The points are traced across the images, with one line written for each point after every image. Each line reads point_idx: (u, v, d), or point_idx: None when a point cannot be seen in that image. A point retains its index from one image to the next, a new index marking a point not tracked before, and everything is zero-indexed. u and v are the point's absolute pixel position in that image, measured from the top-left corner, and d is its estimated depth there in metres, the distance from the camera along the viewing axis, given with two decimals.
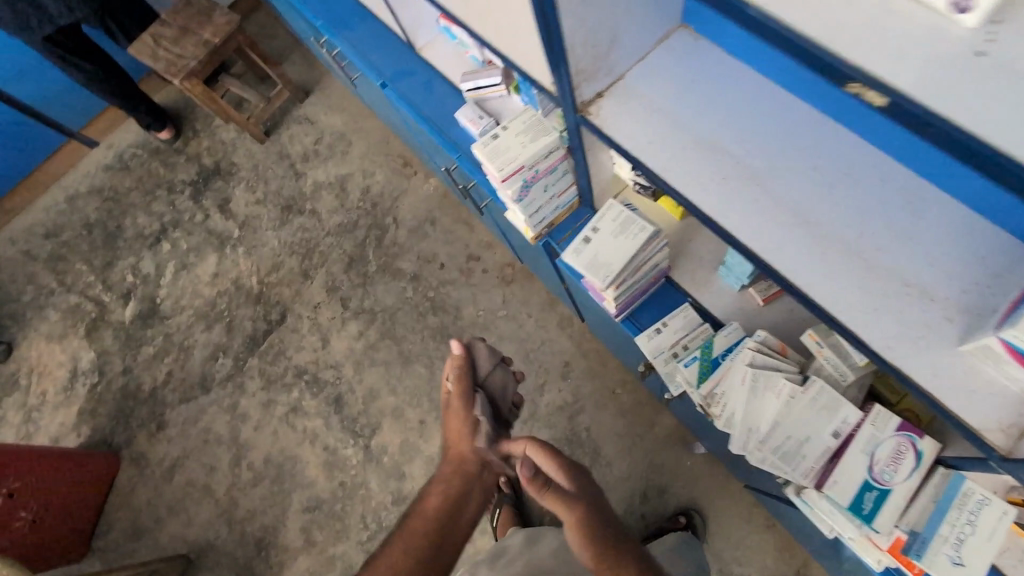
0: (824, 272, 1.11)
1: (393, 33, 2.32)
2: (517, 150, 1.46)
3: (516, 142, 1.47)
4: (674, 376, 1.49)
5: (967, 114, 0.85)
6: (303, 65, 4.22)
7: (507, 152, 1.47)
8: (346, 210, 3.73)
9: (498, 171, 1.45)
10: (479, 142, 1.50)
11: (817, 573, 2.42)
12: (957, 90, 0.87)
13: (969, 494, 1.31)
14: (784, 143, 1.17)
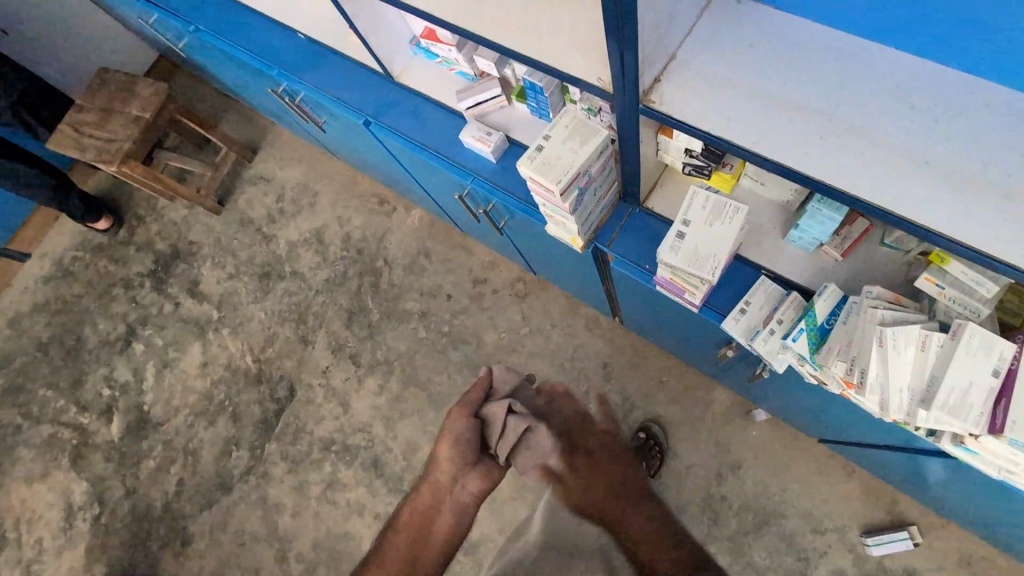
0: (960, 208, 1.01)
1: (363, 66, 2.15)
2: (569, 159, 1.37)
3: (565, 152, 1.38)
4: (778, 353, 1.43)
5: None
6: (242, 122, 3.95)
7: (558, 163, 1.37)
8: (331, 263, 3.52)
9: (556, 184, 1.35)
10: (523, 159, 1.39)
11: (906, 506, 2.43)
12: None
13: None
14: (870, 87, 1.10)
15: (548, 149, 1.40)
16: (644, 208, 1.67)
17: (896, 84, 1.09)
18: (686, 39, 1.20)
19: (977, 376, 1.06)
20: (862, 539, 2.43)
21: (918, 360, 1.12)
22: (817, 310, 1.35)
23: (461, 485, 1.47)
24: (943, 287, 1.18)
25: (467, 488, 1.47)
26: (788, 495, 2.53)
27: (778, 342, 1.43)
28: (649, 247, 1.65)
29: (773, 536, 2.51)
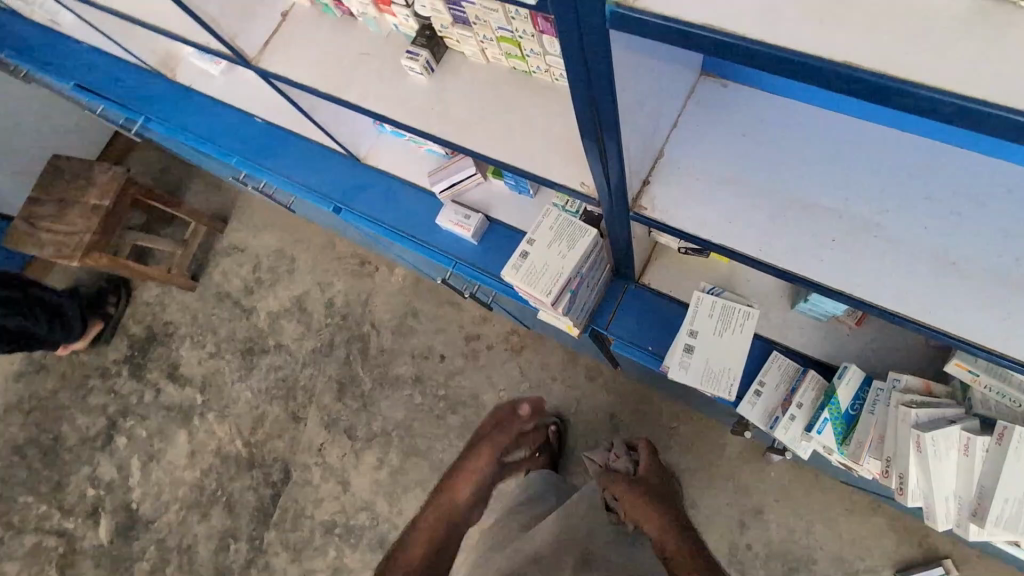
0: (991, 310, 0.93)
1: (326, 147, 2.01)
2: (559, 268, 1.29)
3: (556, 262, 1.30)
4: (800, 440, 1.32)
5: None
6: (209, 190, 3.78)
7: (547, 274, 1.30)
8: (316, 332, 3.38)
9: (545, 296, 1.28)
10: (506, 267, 1.29)
11: (938, 539, 2.34)
12: None
13: None
14: (879, 177, 1.00)
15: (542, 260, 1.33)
16: (639, 284, 1.56)
17: (904, 171, 1.00)
18: (676, 131, 1.09)
19: None
20: None
21: (963, 466, 1.03)
22: (839, 395, 1.25)
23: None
24: (976, 374, 1.07)
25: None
26: (815, 538, 2.44)
27: (801, 430, 1.32)
28: (650, 327, 1.53)
29: None
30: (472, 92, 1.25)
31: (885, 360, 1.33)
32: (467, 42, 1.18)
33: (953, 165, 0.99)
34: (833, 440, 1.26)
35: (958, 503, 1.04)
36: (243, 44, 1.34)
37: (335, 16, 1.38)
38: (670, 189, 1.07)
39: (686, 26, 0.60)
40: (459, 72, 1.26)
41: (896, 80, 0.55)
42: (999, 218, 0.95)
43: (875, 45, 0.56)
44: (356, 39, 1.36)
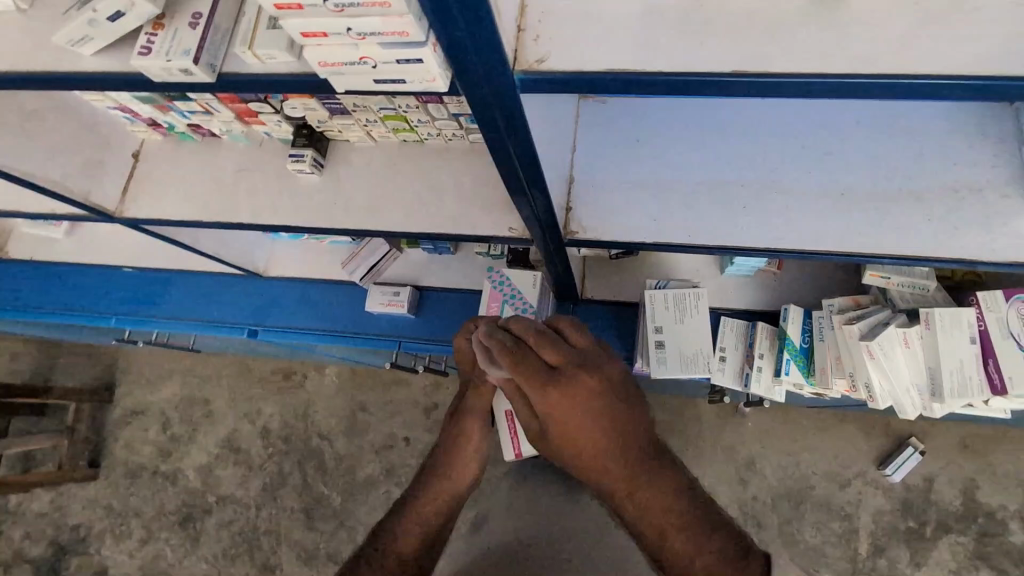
0: (891, 224, 1.03)
1: (216, 273, 1.84)
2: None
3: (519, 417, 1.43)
4: (773, 387, 1.42)
5: None
6: (81, 361, 3.30)
7: None
8: (260, 468, 3.05)
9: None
10: None
11: (897, 423, 2.61)
12: None
13: None
14: (762, 139, 1.10)
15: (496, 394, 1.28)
16: (583, 300, 1.60)
17: (779, 131, 1.10)
18: (576, 156, 1.13)
19: (963, 354, 1.12)
20: (880, 472, 2.57)
21: (908, 356, 1.17)
22: (791, 335, 1.37)
23: (474, 478, 1.28)
24: (890, 277, 1.24)
25: (475, 480, 1.28)
26: (804, 466, 2.62)
27: (770, 377, 1.42)
28: (609, 336, 1.57)
29: (811, 510, 2.58)
30: (369, 175, 1.22)
31: (811, 291, 1.48)
32: (351, 129, 1.17)
33: (817, 113, 1.10)
34: (801, 375, 1.38)
35: (919, 388, 1.16)
36: (100, 199, 1.21)
37: (194, 140, 1.29)
38: (591, 208, 1.10)
39: (589, 75, 0.56)
40: (350, 159, 1.24)
41: (792, 76, 0.54)
42: (870, 147, 1.07)
43: (754, 46, 0.56)
44: (226, 157, 1.27)
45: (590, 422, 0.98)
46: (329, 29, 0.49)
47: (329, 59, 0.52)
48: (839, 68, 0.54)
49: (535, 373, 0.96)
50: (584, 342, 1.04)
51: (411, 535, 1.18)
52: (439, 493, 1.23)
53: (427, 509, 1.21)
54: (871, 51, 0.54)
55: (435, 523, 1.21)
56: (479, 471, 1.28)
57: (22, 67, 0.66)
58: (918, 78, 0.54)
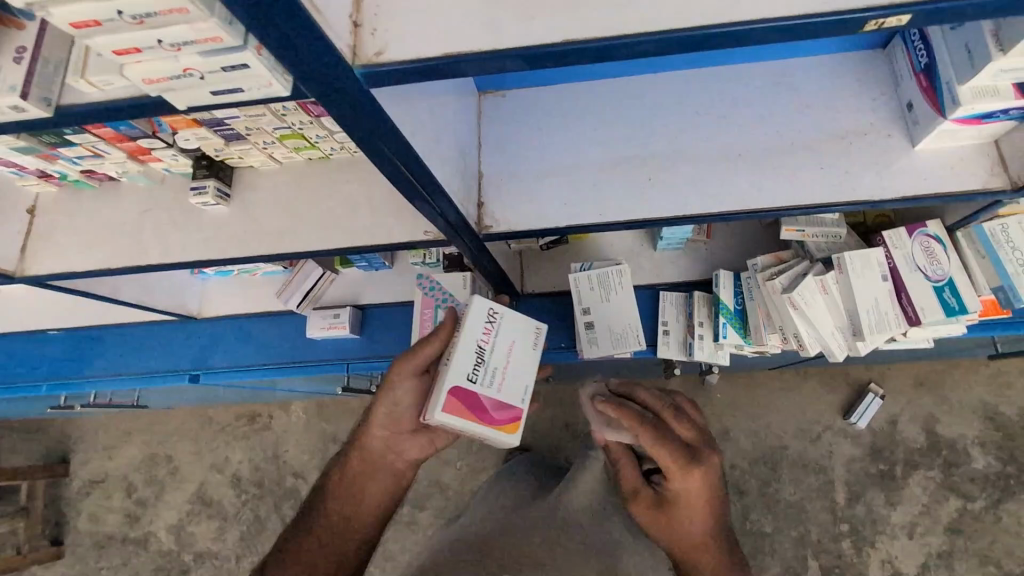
0: (789, 175, 1.06)
1: (148, 322, 1.78)
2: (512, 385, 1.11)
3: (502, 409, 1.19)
4: (716, 351, 1.45)
5: None
6: (30, 436, 3.14)
7: (475, 379, 1.07)
8: (235, 517, 2.94)
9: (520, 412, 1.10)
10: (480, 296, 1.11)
11: (856, 371, 2.69)
12: None
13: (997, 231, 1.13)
14: (659, 111, 1.14)
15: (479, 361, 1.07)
16: (524, 294, 1.60)
17: (674, 101, 1.14)
18: (483, 154, 1.15)
19: (876, 291, 1.16)
20: (846, 421, 2.64)
21: (829, 302, 1.20)
22: (724, 299, 1.40)
23: (402, 451, 1.19)
24: (804, 230, 1.27)
25: (404, 452, 1.20)
26: (774, 427, 2.68)
27: (712, 343, 1.45)
28: (555, 326, 1.57)
29: (787, 468, 2.63)
30: (278, 197, 1.20)
31: (739, 254, 1.52)
32: (251, 154, 1.14)
33: (707, 81, 1.15)
34: (738, 336, 1.40)
35: (844, 330, 1.20)
36: None
37: (92, 187, 1.24)
38: (505, 200, 1.12)
39: (430, 62, 0.56)
40: (257, 185, 1.22)
41: (623, 37, 0.55)
42: (759, 105, 1.12)
43: (585, 12, 0.56)
44: (127, 200, 1.23)
45: (701, 505, 1.12)
46: (140, 43, 0.48)
47: (153, 76, 0.51)
48: (662, 25, 0.55)
49: (670, 447, 1.07)
50: (691, 433, 1.12)
51: (333, 509, 1.15)
52: (359, 463, 1.19)
53: (347, 478, 1.18)
54: (695, 5, 0.56)
55: (354, 494, 1.17)
56: (409, 448, 1.20)
57: None
58: (737, 26, 0.54)
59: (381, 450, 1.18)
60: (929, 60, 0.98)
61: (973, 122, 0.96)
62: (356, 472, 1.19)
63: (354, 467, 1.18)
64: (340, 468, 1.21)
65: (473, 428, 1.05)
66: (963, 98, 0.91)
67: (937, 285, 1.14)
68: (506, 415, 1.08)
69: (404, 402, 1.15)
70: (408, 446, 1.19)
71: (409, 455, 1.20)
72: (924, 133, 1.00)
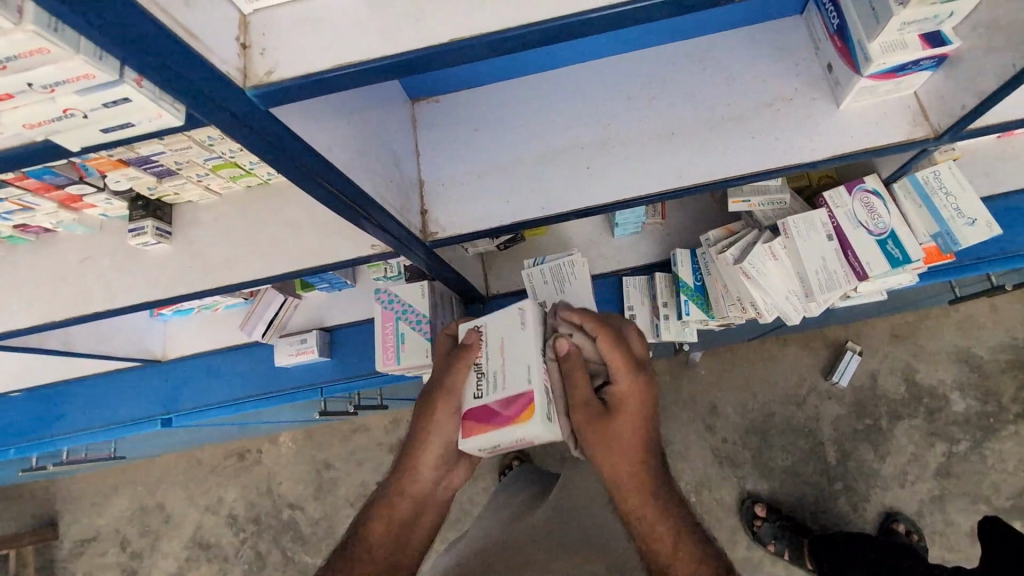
0: (721, 148, 1.08)
1: (112, 372, 1.74)
2: (512, 378, 0.99)
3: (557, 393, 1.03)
4: (683, 329, 1.47)
5: None
6: (16, 503, 3.06)
7: (480, 394, 1.01)
8: (235, 557, 2.89)
9: (531, 392, 0.96)
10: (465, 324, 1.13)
11: (832, 331, 2.73)
12: None
13: (929, 179, 1.16)
14: (589, 101, 1.15)
15: (477, 374, 1.04)
16: (489, 296, 1.61)
17: (604, 89, 1.16)
18: (422, 163, 1.15)
19: (824, 251, 1.18)
20: (829, 382, 2.68)
21: (781, 267, 1.22)
22: (683, 277, 1.41)
23: (448, 482, 1.11)
24: (750, 200, 1.29)
25: (449, 482, 1.12)
26: (760, 397, 2.71)
27: (678, 321, 1.46)
28: None
29: (778, 435, 2.67)
30: (221, 230, 1.18)
31: (695, 231, 1.54)
32: (186, 188, 1.13)
33: (634, 65, 1.17)
34: (701, 312, 1.42)
35: (797, 293, 1.22)
36: None
37: (29, 241, 1.22)
38: (446, 206, 1.12)
39: (319, 76, 0.56)
40: (199, 219, 1.20)
41: (506, 29, 0.55)
42: (686, 83, 1.13)
43: (468, 9, 0.56)
44: (67, 249, 1.20)
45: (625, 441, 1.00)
46: (11, 88, 0.47)
47: (33, 119, 0.50)
48: (547, 12, 0.55)
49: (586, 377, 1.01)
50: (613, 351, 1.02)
51: (381, 554, 1.04)
52: (408, 505, 1.08)
53: (399, 518, 1.07)
54: None
55: (403, 538, 1.07)
56: (453, 477, 1.12)
57: None
58: (619, 6, 0.55)
59: (429, 485, 1.09)
60: (839, 21, 1.00)
61: (889, 76, 0.97)
62: (403, 513, 1.07)
63: (400, 509, 1.07)
64: (380, 508, 1.08)
65: (494, 441, 0.97)
66: (873, 53, 0.93)
67: (880, 238, 1.17)
68: (513, 410, 0.96)
69: (450, 436, 1.07)
70: (454, 474, 1.11)
71: (455, 483, 1.13)
72: (846, 92, 1.02)
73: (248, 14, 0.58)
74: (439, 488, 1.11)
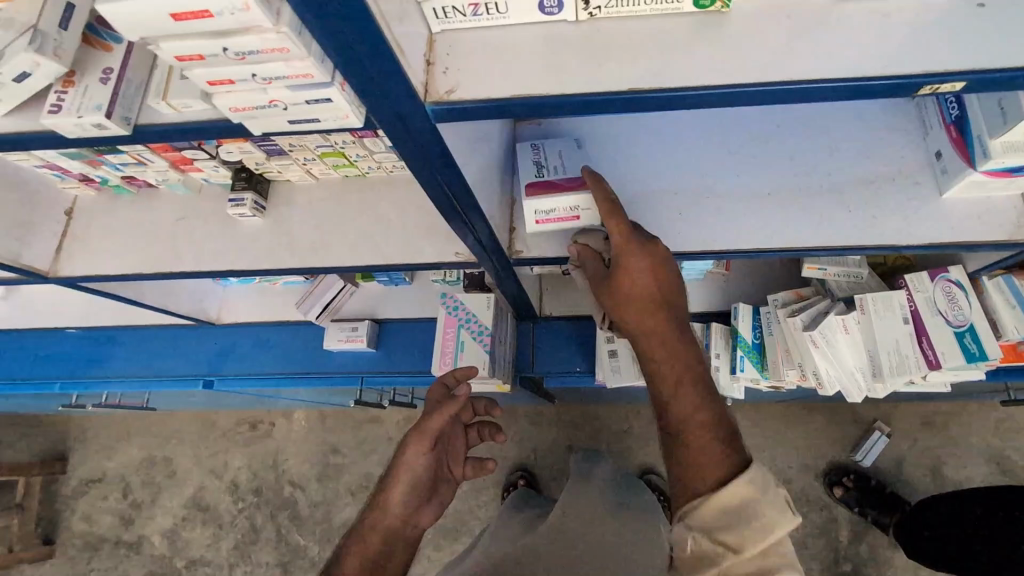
0: (816, 217, 1.08)
1: (165, 326, 1.79)
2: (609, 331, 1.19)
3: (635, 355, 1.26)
4: (732, 384, 1.45)
5: (922, 47, 0.56)
6: (31, 431, 3.13)
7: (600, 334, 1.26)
8: (230, 525, 2.91)
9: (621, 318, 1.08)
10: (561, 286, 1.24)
11: (863, 409, 2.68)
12: (898, 18, 0.58)
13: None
14: (690, 147, 1.16)
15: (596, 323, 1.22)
16: (542, 317, 1.62)
17: (708, 137, 1.16)
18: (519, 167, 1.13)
19: (897, 334, 1.18)
20: (853, 459, 2.62)
21: (850, 342, 1.22)
22: (742, 332, 1.41)
23: (418, 520, 1.04)
24: (825, 269, 1.29)
25: (420, 522, 1.04)
26: (779, 461, 2.67)
27: (728, 375, 1.45)
28: (570, 350, 1.59)
29: (790, 503, 2.61)
30: (313, 212, 1.22)
31: (758, 289, 1.53)
32: (290, 169, 1.17)
33: (740, 119, 1.17)
34: (755, 370, 1.40)
35: (863, 370, 1.21)
36: (31, 261, 1.17)
37: (130, 193, 1.27)
38: (534, 228, 1.14)
39: (497, 102, 0.59)
40: (293, 199, 1.24)
41: (681, 90, 0.58)
42: (790, 147, 1.14)
43: (645, 67, 0.59)
44: (164, 208, 1.25)
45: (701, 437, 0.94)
46: (235, 75, 0.51)
47: (240, 104, 0.54)
48: (724, 79, 0.58)
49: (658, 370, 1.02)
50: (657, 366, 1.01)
51: None
52: (378, 537, 0.98)
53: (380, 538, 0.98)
54: (752, 65, 0.58)
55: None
56: (422, 514, 1.05)
57: None
58: (798, 83, 0.57)
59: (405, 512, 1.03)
60: (960, 113, 1.01)
61: (1002, 175, 0.98)
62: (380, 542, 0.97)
63: (374, 541, 0.96)
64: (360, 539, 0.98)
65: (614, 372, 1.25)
66: (994, 151, 0.93)
67: (959, 329, 1.15)
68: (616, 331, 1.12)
69: (422, 469, 1.08)
70: (425, 511, 1.05)
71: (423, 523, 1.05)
72: (953, 182, 1.02)
73: (434, 33, 0.62)
74: (411, 523, 1.02)
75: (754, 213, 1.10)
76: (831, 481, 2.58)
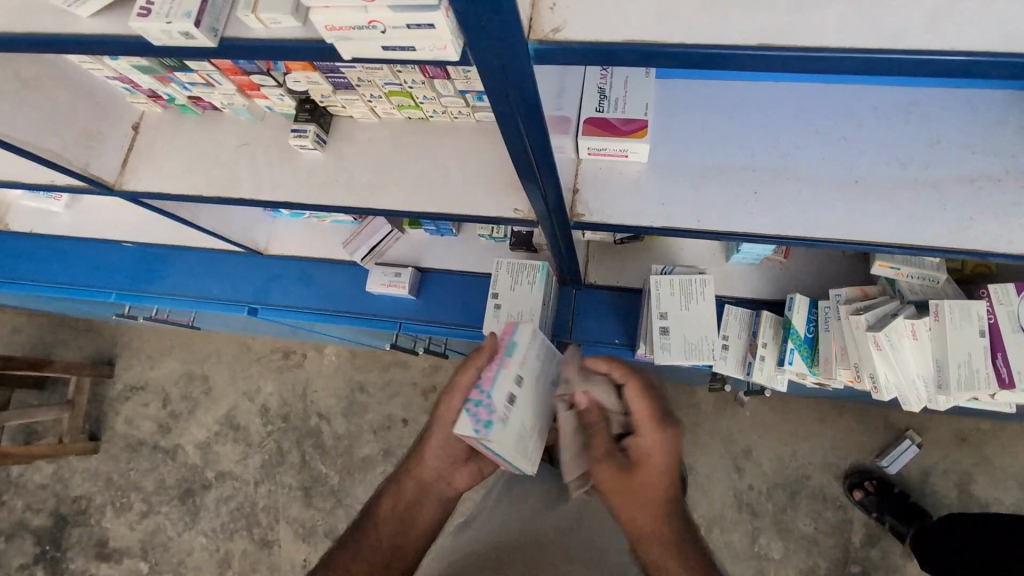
0: (906, 213, 0.99)
1: (216, 251, 1.83)
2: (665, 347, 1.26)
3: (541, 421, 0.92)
4: (776, 376, 1.39)
5: None
6: (83, 335, 3.32)
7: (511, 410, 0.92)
8: (258, 445, 3.07)
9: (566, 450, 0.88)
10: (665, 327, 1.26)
11: (897, 416, 2.58)
12: None
13: None
14: (774, 124, 1.07)
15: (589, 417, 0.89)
16: (586, 284, 1.58)
17: (794, 115, 1.07)
18: (588, 115, 1.09)
19: (971, 346, 1.11)
20: (877, 463, 2.52)
21: (915, 348, 1.17)
22: (796, 324, 1.34)
23: (454, 480, 0.95)
24: (899, 268, 1.22)
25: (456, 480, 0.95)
26: (800, 456, 2.59)
27: (773, 366, 1.39)
28: (611, 321, 1.56)
29: (807, 500, 2.55)
30: (372, 152, 1.20)
31: (819, 281, 1.46)
32: (354, 104, 1.14)
33: (833, 97, 1.07)
34: (804, 364, 1.35)
35: (923, 379, 1.17)
36: (99, 171, 1.19)
37: (195, 113, 1.27)
38: (598, 193, 1.10)
39: (606, 45, 0.54)
40: (353, 136, 1.22)
41: (813, 50, 0.52)
42: (887, 134, 1.03)
43: (774, 17, 0.53)
44: (227, 132, 1.26)
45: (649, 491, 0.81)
46: None
47: (337, 23, 0.56)
48: (867, 42, 0.52)
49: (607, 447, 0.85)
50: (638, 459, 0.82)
51: (383, 533, 0.89)
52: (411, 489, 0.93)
53: (398, 506, 0.91)
54: (895, 27, 0.52)
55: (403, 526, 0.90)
56: (460, 475, 0.95)
57: (42, 30, 0.66)
58: (953, 55, 0.51)
59: (434, 476, 0.94)
60: None
61: None
62: (391, 533, 0.89)
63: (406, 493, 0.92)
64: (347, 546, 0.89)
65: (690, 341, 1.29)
66: None
67: None
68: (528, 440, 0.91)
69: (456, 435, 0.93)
70: (461, 473, 0.95)
71: (460, 485, 0.95)
72: None
73: None
74: (445, 480, 0.94)
75: (837, 203, 1.01)
76: (851, 483, 2.50)
